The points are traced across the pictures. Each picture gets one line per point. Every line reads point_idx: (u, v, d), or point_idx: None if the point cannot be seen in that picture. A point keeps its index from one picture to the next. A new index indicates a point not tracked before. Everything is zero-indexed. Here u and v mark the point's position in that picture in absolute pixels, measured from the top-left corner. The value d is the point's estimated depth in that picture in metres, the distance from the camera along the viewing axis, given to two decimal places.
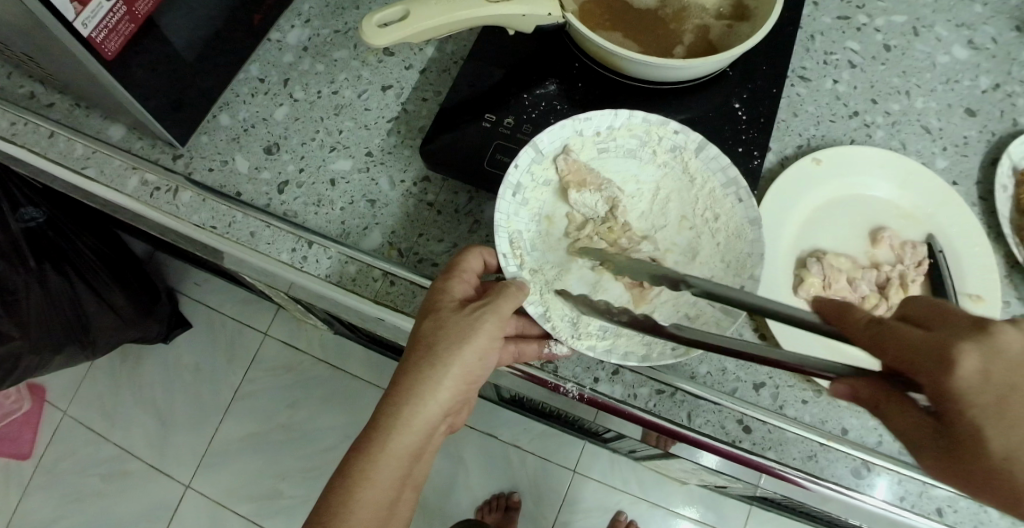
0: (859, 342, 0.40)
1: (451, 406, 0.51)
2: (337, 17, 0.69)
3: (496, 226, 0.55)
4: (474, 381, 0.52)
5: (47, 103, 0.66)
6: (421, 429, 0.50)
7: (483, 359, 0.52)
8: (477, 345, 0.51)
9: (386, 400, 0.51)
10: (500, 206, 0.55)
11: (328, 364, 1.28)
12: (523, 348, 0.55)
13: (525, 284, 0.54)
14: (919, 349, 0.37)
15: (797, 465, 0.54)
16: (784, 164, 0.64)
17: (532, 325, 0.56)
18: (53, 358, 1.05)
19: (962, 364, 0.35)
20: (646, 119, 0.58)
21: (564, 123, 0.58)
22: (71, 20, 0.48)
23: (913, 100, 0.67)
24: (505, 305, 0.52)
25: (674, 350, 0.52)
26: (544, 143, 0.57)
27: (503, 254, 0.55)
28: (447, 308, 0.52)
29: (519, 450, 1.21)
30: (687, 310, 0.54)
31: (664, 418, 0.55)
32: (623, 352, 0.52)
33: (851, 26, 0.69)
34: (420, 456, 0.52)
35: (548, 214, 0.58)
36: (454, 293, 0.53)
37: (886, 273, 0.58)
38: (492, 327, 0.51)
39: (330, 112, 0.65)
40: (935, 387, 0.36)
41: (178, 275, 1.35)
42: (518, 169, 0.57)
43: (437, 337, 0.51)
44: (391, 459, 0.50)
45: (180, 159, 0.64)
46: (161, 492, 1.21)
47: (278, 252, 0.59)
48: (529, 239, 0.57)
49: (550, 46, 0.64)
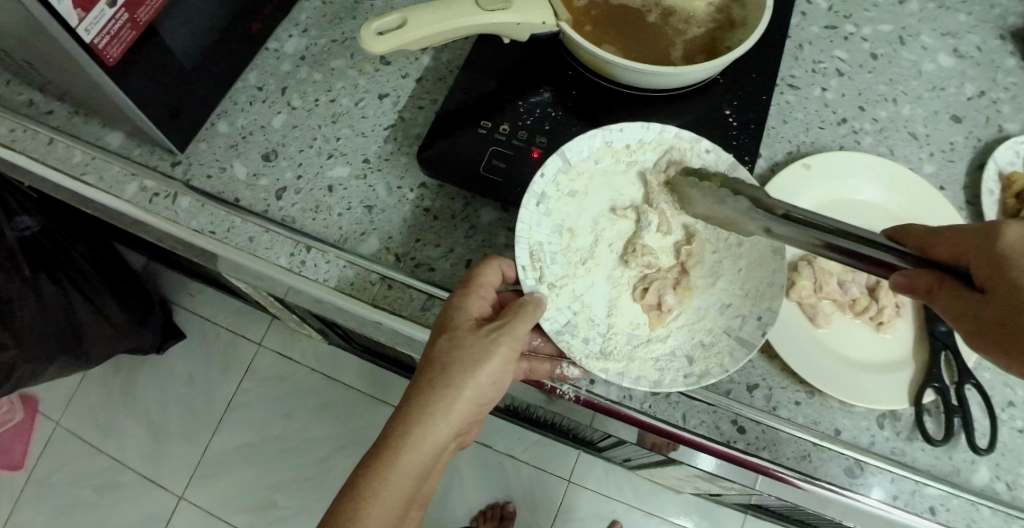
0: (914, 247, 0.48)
1: (462, 426, 0.52)
2: (335, 27, 0.70)
3: (517, 236, 0.56)
4: (487, 403, 0.53)
5: (45, 110, 0.66)
6: (430, 450, 0.51)
7: (496, 382, 0.52)
8: (493, 367, 0.51)
9: (399, 418, 0.51)
10: (522, 215, 0.56)
11: (322, 374, 1.27)
12: (535, 365, 0.55)
13: (543, 300, 0.54)
14: (968, 233, 0.45)
15: (792, 465, 0.55)
16: (775, 170, 0.65)
17: (547, 343, 0.57)
18: (46, 369, 1.04)
19: (1005, 232, 0.43)
20: (678, 135, 0.59)
21: (594, 134, 0.59)
22: (74, 26, 0.49)
23: (901, 106, 0.68)
24: (521, 326, 0.52)
25: (686, 377, 0.54)
26: (571, 153, 0.59)
27: (522, 266, 0.55)
28: (463, 326, 0.53)
29: (515, 459, 1.21)
30: (704, 336, 0.56)
31: (660, 418, 0.56)
32: (636, 376, 0.54)
33: (838, 35, 0.71)
34: (428, 474, 0.52)
35: (570, 227, 0.58)
36: (472, 311, 0.54)
37: (876, 276, 0.60)
38: (508, 348, 0.52)
39: (327, 120, 0.66)
40: (982, 257, 0.43)
41: (174, 284, 1.35)
42: (544, 178, 0.58)
43: (451, 357, 0.51)
44: (401, 478, 0.50)
45: (178, 165, 0.64)
46: (154, 503, 1.20)
47: (277, 256, 0.60)
48: (551, 252, 0.57)
49: (544, 54, 0.66)
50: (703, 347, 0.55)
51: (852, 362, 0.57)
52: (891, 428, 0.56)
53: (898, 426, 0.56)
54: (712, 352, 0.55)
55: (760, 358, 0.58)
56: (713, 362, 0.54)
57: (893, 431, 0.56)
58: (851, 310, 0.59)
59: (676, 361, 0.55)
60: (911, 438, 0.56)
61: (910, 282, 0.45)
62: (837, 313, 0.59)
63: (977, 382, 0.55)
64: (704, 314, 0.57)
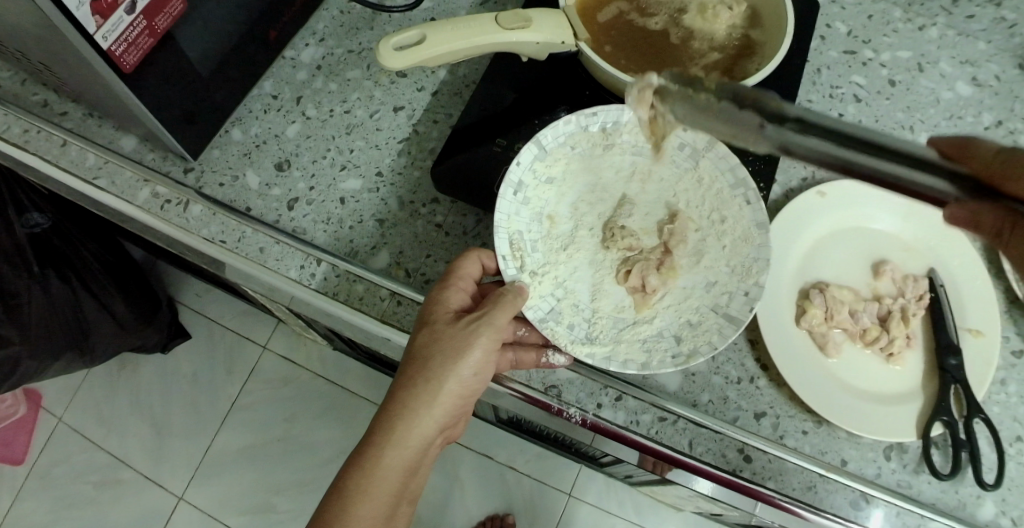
0: (983, 174, 0.42)
1: (446, 419, 0.52)
2: (351, 37, 0.70)
3: (495, 227, 0.56)
4: (470, 394, 0.53)
5: (60, 111, 0.67)
6: (415, 444, 0.51)
7: (478, 373, 0.52)
8: (474, 358, 0.51)
9: (384, 413, 0.51)
10: (501, 205, 0.57)
11: (326, 379, 1.27)
12: (521, 354, 0.56)
13: (524, 288, 0.54)
14: None
15: (797, 495, 0.55)
16: (789, 196, 0.64)
17: (532, 333, 0.58)
18: (52, 365, 1.05)
19: None
20: None
21: (569, 119, 0.59)
22: (92, 33, 0.49)
23: (917, 134, 0.68)
24: (501, 315, 0.52)
25: (674, 358, 0.53)
26: (547, 140, 0.59)
27: (502, 256, 0.55)
28: (442, 319, 0.53)
29: (515, 472, 1.21)
30: (690, 315, 0.55)
31: (665, 444, 0.56)
32: (622, 360, 0.54)
33: (857, 61, 0.71)
34: (416, 469, 0.52)
35: (550, 214, 0.59)
36: (451, 303, 0.54)
37: (888, 306, 0.59)
38: (488, 339, 0.52)
39: (342, 131, 0.66)
40: None
41: (179, 283, 1.35)
42: (520, 166, 0.58)
43: (432, 350, 0.51)
44: (388, 473, 0.50)
45: (191, 173, 0.65)
46: (153, 502, 1.21)
47: (287, 268, 0.60)
48: (530, 240, 0.58)
49: (562, 72, 0.65)
50: (690, 326, 0.55)
51: (861, 393, 0.57)
52: (898, 460, 0.56)
53: (906, 458, 0.56)
54: (700, 331, 0.54)
55: (768, 386, 0.58)
56: (701, 340, 0.54)
57: (900, 463, 0.56)
58: (861, 340, 0.59)
59: (663, 342, 0.55)
60: (918, 472, 0.56)
61: (973, 217, 0.42)
62: (847, 343, 0.59)
63: (987, 418, 0.54)
64: (690, 293, 0.56)
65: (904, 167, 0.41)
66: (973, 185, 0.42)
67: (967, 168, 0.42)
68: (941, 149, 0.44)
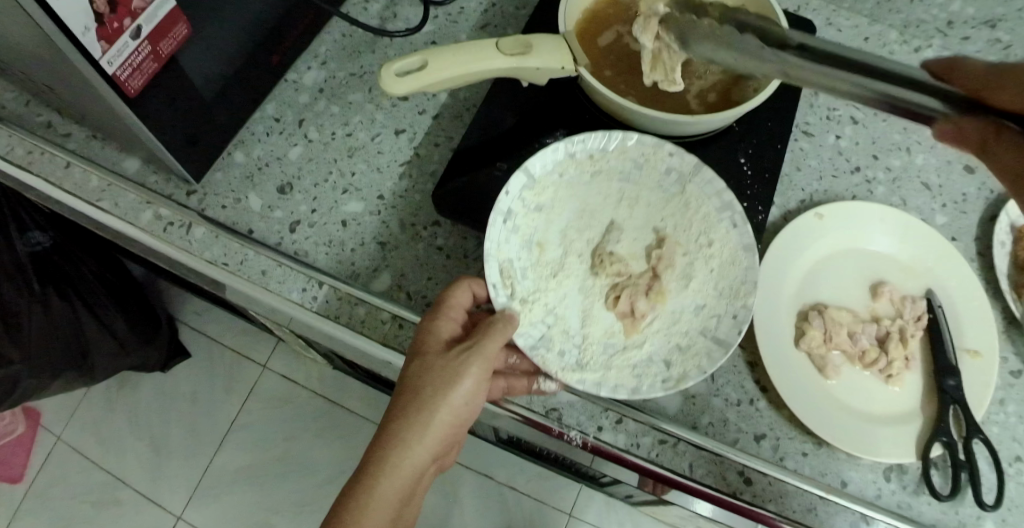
0: (971, 90, 0.44)
1: (439, 449, 0.52)
2: (353, 60, 0.71)
3: (486, 255, 0.56)
4: (463, 423, 0.53)
5: (64, 132, 0.67)
6: (409, 475, 0.50)
7: (470, 402, 0.52)
8: (466, 386, 0.51)
9: (377, 444, 0.51)
10: (491, 233, 0.57)
11: (326, 397, 1.27)
12: (512, 382, 0.56)
13: (513, 316, 0.55)
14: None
15: (798, 518, 0.55)
16: (787, 218, 0.65)
17: (522, 361, 0.57)
18: (52, 383, 1.04)
19: None
20: (640, 142, 0.60)
21: (557, 148, 0.60)
22: (97, 58, 0.49)
23: (913, 156, 0.68)
24: (491, 344, 0.52)
25: (664, 382, 0.54)
26: (536, 168, 0.60)
27: (493, 284, 0.55)
28: (434, 349, 0.53)
29: (515, 491, 1.21)
30: (680, 339, 0.56)
31: (666, 467, 0.56)
32: (613, 385, 0.54)
33: None
34: (409, 501, 0.52)
35: (539, 241, 0.59)
36: (441, 333, 0.54)
37: (886, 327, 0.60)
38: (479, 368, 0.52)
39: (344, 154, 0.67)
40: None
41: (179, 299, 1.35)
42: (509, 195, 0.58)
43: (424, 380, 0.51)
44: (381, 505, 0.49)
45: (193, 195, 0.65)
46: (152, 520, 1.20)
47: (289, 291, 0.60)
48: (521, 267, 0.58)
49: (562, 95, 0.66)
50: (680, 350, 0.55)
51: (861, 415, 0.57)
52: (898, 482, 0.56)
53: (906, 480, 0.56)
54: (690, 354, 0.55)
55: (768, 408, 0.59)
56: (690, 364, 0.54)
57: (900, 485, 0.56)
58: (860, 362, 0.59)
59: (653, 367, 0.55)
60: (918, 493, 0.56)
61: (958, 130, 0.44)
62: (847, 365, 0.59)
63: (986, 438, 0.54)
64: (678, 316, 0.57)
65: (888, 88, 0.46)
66: (959, 104, 0.44)
67: (958, 87, 0.45)
68: (934, 72, 0.47)
